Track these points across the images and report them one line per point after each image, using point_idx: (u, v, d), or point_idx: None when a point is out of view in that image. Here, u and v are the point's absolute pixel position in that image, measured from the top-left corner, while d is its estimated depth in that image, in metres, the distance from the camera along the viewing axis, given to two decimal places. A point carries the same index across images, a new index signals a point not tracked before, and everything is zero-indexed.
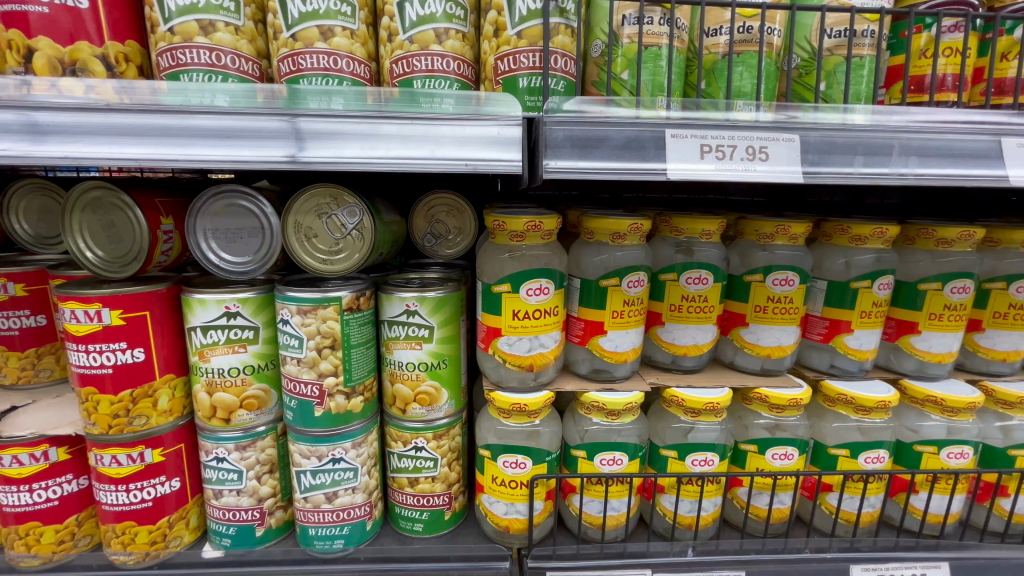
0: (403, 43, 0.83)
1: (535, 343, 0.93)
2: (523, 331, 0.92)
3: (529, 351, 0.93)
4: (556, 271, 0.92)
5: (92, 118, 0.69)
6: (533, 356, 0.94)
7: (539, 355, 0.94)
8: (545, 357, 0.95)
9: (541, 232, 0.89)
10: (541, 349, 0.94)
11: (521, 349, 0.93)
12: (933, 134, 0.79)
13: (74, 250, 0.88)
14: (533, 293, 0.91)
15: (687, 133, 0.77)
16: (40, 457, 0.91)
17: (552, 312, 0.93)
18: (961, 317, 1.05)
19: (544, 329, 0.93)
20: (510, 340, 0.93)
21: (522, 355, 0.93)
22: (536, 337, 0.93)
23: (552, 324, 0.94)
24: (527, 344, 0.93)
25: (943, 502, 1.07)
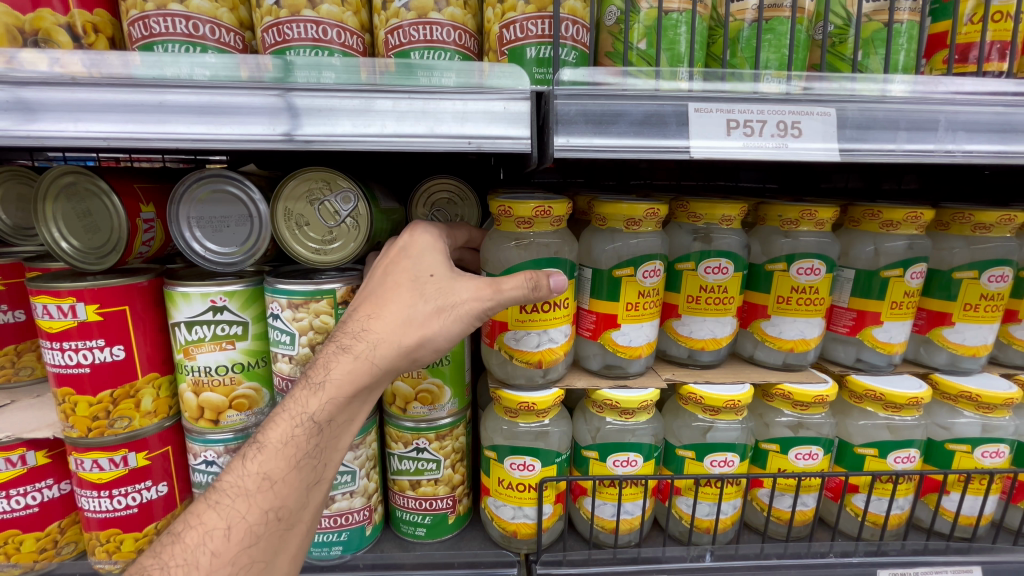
0: (398, 11, 0.76)
1: (545, 338, 0.87)
2: (531, 326, 0.86)
3: (537, 347, 0.87)
4: (567, 260, 0.86)
5: (56, 93, 0.62)
6: (542, 352, 0.87)
7: (549, 350, 0.88)
8: (555, 353, 0.88)
9: (552, 219, 0.83)
10: (551, 345, 0.87)
11: (530, 344, 0.87)
12: (982, 107, 0.72)
13: (48, 240, 0.82)
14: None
15: (712, 107, 0.70)
16: (18, 461, 0.86)
17: (563, 304, 0.86)
18: (997, 307, 0.98)
19: (554, 322, 0.86)
20: (517, 334, 0.86)
21: (531, 350, 0.87)
22: (545, 332, 0.86)
23: (564, 317, 0.87)
24: (535, 339, 0.86)
25: (976, 503, 1.01)
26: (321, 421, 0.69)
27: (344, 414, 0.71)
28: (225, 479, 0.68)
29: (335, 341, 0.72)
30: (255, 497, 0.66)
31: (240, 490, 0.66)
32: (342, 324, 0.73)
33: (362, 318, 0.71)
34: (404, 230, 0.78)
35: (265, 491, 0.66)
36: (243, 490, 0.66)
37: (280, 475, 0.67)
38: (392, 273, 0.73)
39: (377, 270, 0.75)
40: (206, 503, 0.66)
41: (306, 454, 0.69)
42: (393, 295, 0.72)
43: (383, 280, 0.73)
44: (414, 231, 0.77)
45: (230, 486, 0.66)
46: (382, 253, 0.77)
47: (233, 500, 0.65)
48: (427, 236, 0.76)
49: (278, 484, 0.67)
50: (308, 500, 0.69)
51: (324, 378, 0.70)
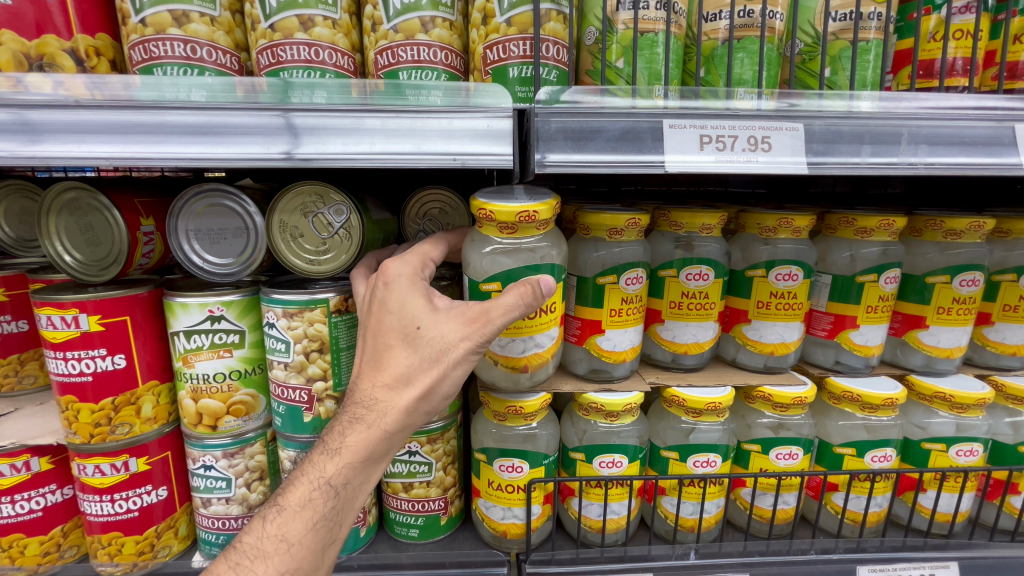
0: (387, 33, 0.79)
1: (531, 344, 0.86)
2: (519, 333, 0.85)
3: (523, 352, 0.87)
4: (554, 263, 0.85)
5: (61, 115, 0.66)
6: (528, 357, 0.87)
7: (535, 356, 0.87)
8: (541, 358, 0.88)
9: (538, 224, 0.80)
10: (537, 351, 0.87)
11: (516, 350, 0.87)
12: (943, 121, 0.76)
13: (51, 253, 0.85)
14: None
15: (686, 123, 0.73)
16: (22, 467, 0.89)
17: (550, 311, 0.85)
18: (970, 310, 1.01)
19: (541, 328, 0.86)
20: (503, 340, 0.86)
21: (517, 356, 0.87)
22: (531, 338, 0.86)
23: (551, 323, 0.87)
24: (521, 345, 0.86)
25: (952, 500, 1.05)
26: (336, 484, 0.71)
27: (359, 477, 0.73)
28: (244, 540, 0.70)
29: (346, 410, 0.74)
30: (273, 560, 0.67)
31: (258, 552, 0.68)
32: (349, 392, 0.75)
33: (369, 386, 0.74)
34: (380, 278, 0.77)
35: (282, 553, 0.68)
36: (260, 553, 0.67)
37: (297, 538, 0.69)
38: (383, 333, 0.75)
39: (368, 329, 0.77)
40: (226, 563, 0.68)
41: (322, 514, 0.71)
42: (392, 356, 0.74)
43: (379, 341, 0.75)
44: (389, 280, 0.77)
45: (248, 547, 0.68)
46: (368, 307, 0.78)
47: (251, 562, 0.67)
48: (404, 282, 0.76)
49: (295, 546, 0.69)
50: (323, 562, 0.71)
51: (338, 443, 0.73)
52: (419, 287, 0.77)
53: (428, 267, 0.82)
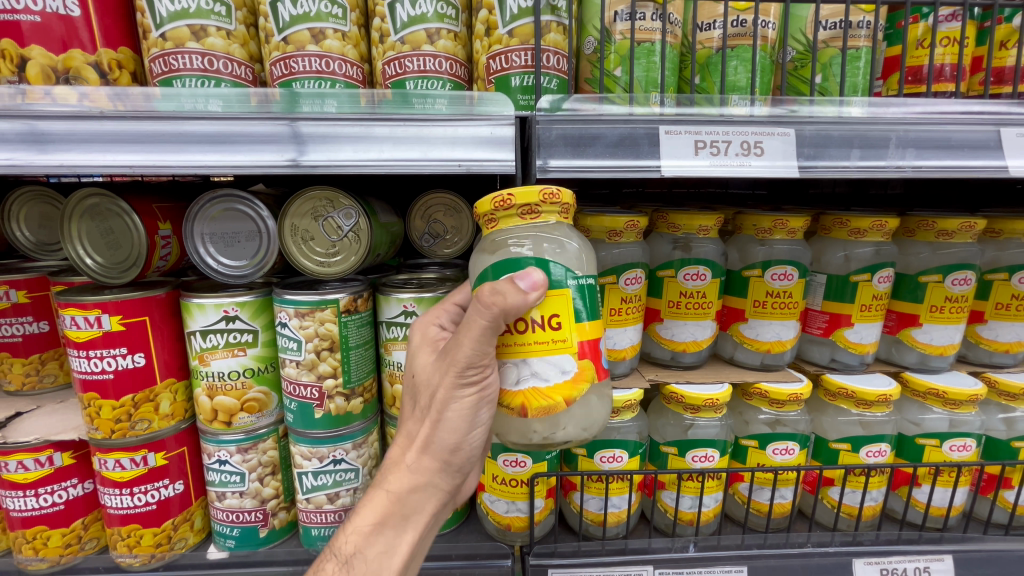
0: (394, 44, 0.83)
1: (526, 371, 0.67)
2: (509, 355, 0.67)
3: (518, 385, 0.67)
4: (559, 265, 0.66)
5: (86, 125, 0.69)
6: (524, 392, 0.67)
7: (535, 390, 0.67)
8: (543, 394, 0.66)
9: (517, 209, 0.66)
10: (536, 383, 0.66)
11: (509, 380, 0.68)
12: (931, 125, 0.79)
13: (73, 256, 0.89)
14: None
15: (681, 129, 0.76)
16: (45, 462, 0.93)
17: (546, 325, 0.66)
18: (962, 309, 1.03)
19: (536, 350, 0.66)
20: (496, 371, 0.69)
21: (511, 389, 0.68)
22: (524, 362, 0.66)
23: (553, 345, 0.66)
24: (516, 374, 0.67)
25: (946, 495, 1.07)
26: (346, 553, 0.71)
27: (373, 549, 0.72)
28: None
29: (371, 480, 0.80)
30: None
31: None
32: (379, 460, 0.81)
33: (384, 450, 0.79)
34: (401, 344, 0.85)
35: None
36: None
37: None
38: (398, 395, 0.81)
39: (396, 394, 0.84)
40: None
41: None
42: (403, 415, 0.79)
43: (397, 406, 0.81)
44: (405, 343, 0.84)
45: None
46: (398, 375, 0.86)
47: None
48: (413, 341, 0.82)
49: None
50: None
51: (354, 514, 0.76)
52: (428, 340, 0.81)
53: (447, 313, 0.84)
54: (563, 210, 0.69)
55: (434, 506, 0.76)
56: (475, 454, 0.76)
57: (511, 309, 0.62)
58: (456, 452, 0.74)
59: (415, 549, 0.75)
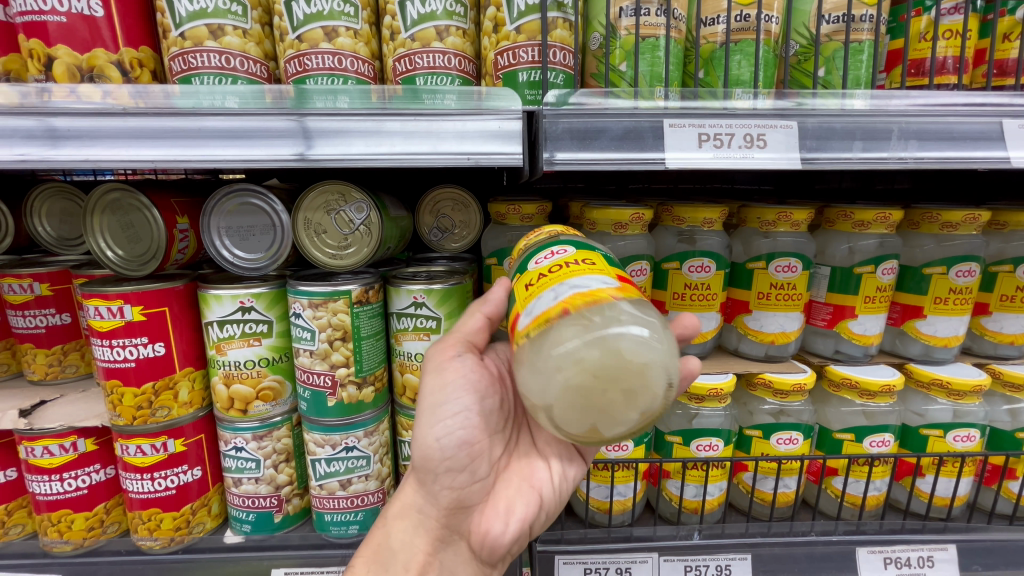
0: (404, 41, 0.85)
1: (565, 287, 0.61)
2: (540, 287, 0.63)
3: (555, 300, 0.60)
4: (580, 240, 0.69)
5: (110, 122, 0.72)
6: (562, 304, 0.59)
7: (578, 293, 0.59)
8: (584, 300, 0.59)
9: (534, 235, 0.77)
10: (575, 291, 0.60)
11: (546, 301, 0.61)
12: (933, 117, 0.80)
13: (96, 249, 0.92)
14: (544, 258, 0.67)
15: (685, 122, 0.78)
16: (70, 447, 0.96)
17: (578, 257, 0.64)
18: (967, 300, 1.04)
19: (572, 271, 0.62)
20: (527, 312, 0.63)
21: (549, 306, 0.60)
22: (560, 282, 0.61)
23: (590, 268, 0.63)
24: (552, 292, 0.61)
25: (950, 485, 1.09)
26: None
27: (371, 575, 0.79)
28: None
29: None
30: None
31: None
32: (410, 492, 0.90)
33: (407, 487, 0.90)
34: None
35: None
36: None
37: None
38: None
39: None
40: None
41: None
42: None
43: None
44: None
45: None
46: None
47: None
48: None
49: None
50: None
51: None
52: None
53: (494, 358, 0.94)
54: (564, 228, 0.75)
55: (423, 539, 0.81)
56: (453, 460, 0.79)
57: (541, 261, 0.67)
58: (431, 464, 0.79)
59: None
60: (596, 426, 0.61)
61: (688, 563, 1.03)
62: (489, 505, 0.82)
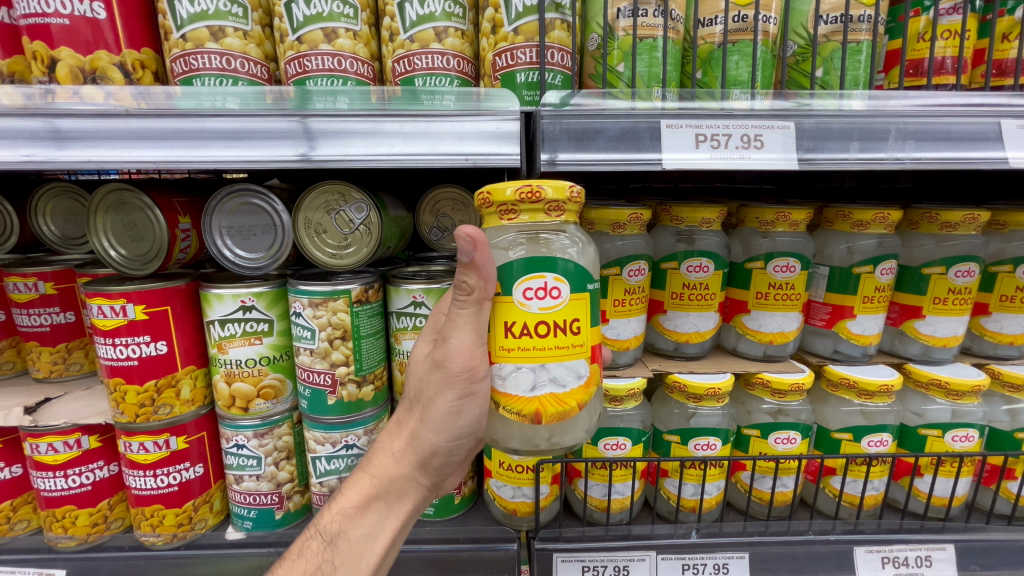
0: (404, 43, 0.86)
1: (542, 377, 0.67)
2: (525, 359, 0.66)
3: (532, 389, 0.67)
4: (578, 267, 0.66)
5: (112, 123, 0.73)
6: (537, 397, 0.67)
7: (553, 396, 0.67)
8: (559, 403, 0.68)
9: (545, 204, 0.63)
10: (553, 390, 0.67)
11: (521, 387, 0.67)
12: (931, 117, 0.80)
13: (99, 249, 0.93)
14: (534, 296, 0.65)
15: (682, 123, 0.78)
16: (74, 444, 0.98)
17: (566, 327, 0.66)
18: (966, 301, 1.04)
19: (557, 356, 0.66)
20: (504, 373, 0.67)
21: (523, 396, 0.67)
22: (543, 369, 0.66)
23: (571, 350, 0.67)
24: (530, 380, 0.67)
25: (948, 485, 1.09)
26: (333, 532, 0.79)
27: (357, 529, 0.80)
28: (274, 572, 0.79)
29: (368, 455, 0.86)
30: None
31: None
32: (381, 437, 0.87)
33: (386, 432, 0.85)
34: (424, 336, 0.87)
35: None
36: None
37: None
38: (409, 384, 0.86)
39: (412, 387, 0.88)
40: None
41: (317, 564, 0.77)
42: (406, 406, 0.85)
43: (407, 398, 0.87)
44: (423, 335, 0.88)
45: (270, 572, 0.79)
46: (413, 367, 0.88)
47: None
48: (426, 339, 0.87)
49: None
50: None
51: (343, 488, 0.83)
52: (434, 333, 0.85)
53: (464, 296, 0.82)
54: (558, 207, 0.64)
55: (414, 497, 0.83)
56: (454, 457, 0.83)
57: (461, 249, 0.63)
58: (434, 453, 0.81)
59: (398, 535, 0.82)
60: None
61: (686, 561, 1.03)
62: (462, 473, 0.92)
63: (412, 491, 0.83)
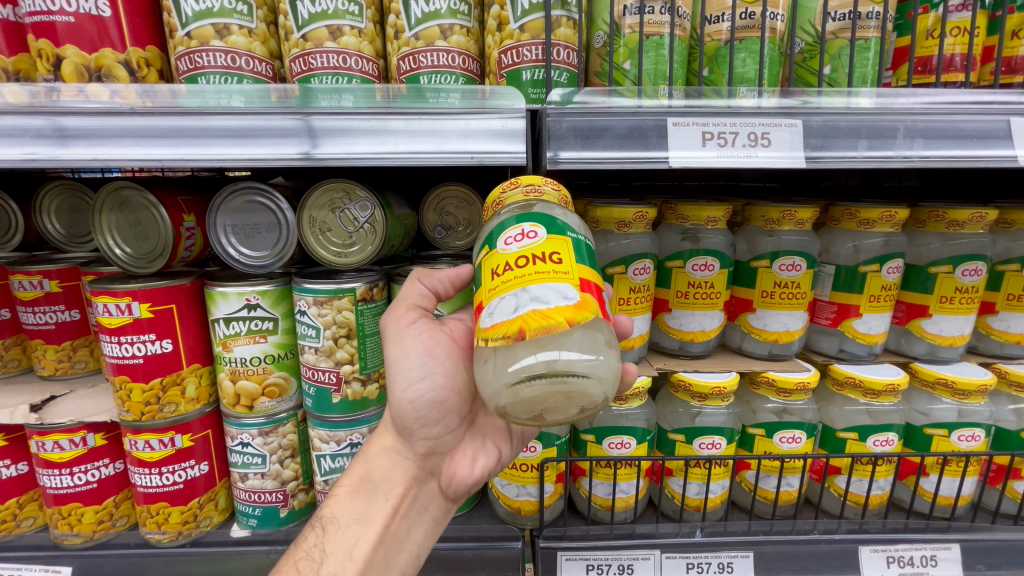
0: (409, 40, 0.85)
1: (525, 298, 0.58)
2: (506, 287, 0.60)
3: (517, 310, 0.58)
4: (556, 219, 0.64)
5: (117, 121, 0.73)
6: (522, 317, 0.57)
7: (536, 311, 0.57)
8: (543, 316, 0.57)
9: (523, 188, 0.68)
10: (535, 305, 0.57)
11: (504, 312, 0.59)
12: (940, 115, 0.79)
13: (103, 246, 0.92)
14: (514, 240, 0.62)
15: (689, 121, 0.77)
16: (79, 442, 0.98)
17: (548, 257, 0.60)
18: (973, 300, 1.03)
19: (539, 278, 0.59)
20: (489, 308, 0.61)
21: (507, 319, 0.58)
22: (524, 289, 0.59)
23: (557, 275, 0.59)
24: (512, 301, 0.58)
25: (954, 485, 1.09)
26: (323, 518, 0.81)
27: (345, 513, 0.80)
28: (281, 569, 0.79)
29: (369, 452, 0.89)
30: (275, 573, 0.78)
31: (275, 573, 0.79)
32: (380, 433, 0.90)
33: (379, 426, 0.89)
34: None
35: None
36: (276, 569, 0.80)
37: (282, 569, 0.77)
38: None
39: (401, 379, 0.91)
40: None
41: (307, 551, 0.77)
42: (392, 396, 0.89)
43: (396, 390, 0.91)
44: None
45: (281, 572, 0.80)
46: None
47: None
48: None
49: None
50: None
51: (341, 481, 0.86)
52: None
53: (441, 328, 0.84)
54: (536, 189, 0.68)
55: (399, 476, 0.83)
56: (426, 417, 0.81)
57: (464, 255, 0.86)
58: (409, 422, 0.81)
59: (389, 519, 0.81)
60: (541, 414, 0.62)
61: (690, 560, 1.03)
62: (457, 452, 0.86)
63: (397, 470, 0.83)
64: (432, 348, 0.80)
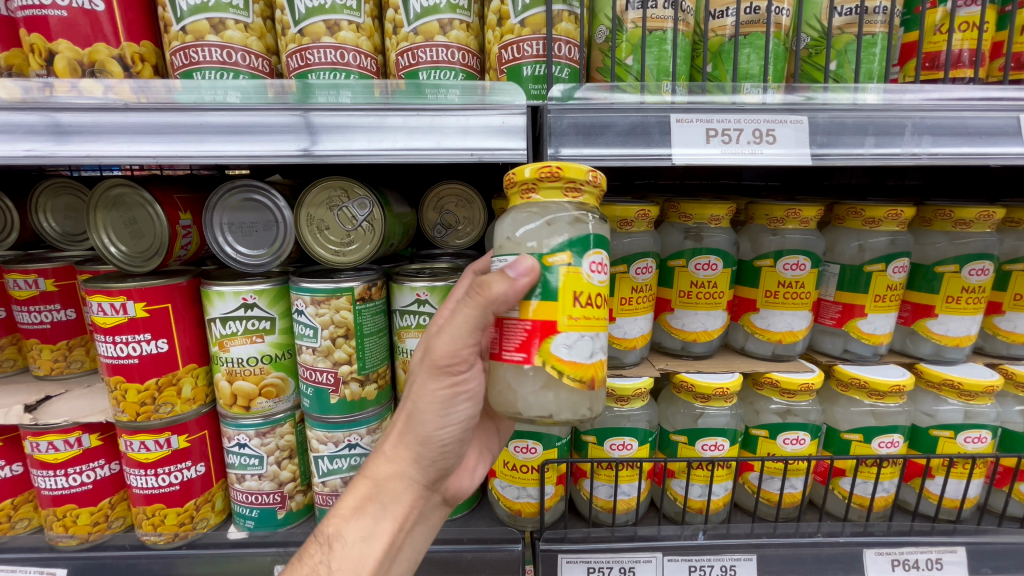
0: (408, 35, 0.84)
1: (599, 345, 0.67)
2: (587, 325, 0.65)
3: (591, 355, 0.66)
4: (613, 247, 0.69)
5: (111, 117, 0.72)
6: (594, 364, 0.66)
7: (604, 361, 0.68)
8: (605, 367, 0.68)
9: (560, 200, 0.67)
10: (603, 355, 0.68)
11: (582, 353, 0.65)
12: (948, 111, 0.78)
13: (99, 245, 0.92)
14: (596, 270, 0.65)
15: (693, 117, 0.76)
16: (75, 443, 0.97)
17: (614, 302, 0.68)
18: (980, 300, 1.02)
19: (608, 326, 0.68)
20: (568, 340, 0.64)
21: (583, 362, 0.65)
22: (599, 335, 0.66)
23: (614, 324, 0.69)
24: (589, 346, 0.66)
25: (960, 487, 1.07)
26: (328, 534, 0.76)
27: (354, 531, 0.76)
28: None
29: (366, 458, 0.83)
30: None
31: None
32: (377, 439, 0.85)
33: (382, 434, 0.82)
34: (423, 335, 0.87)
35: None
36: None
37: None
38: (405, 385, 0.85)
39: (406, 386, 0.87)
40: None
41: (312, 570, 0.72)
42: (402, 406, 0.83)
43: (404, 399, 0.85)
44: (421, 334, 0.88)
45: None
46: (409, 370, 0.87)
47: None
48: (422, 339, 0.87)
49: None
50: None
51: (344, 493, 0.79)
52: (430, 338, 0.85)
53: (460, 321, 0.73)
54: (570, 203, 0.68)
55: (409, 496, 0.80)
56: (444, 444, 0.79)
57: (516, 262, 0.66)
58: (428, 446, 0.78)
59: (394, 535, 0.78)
60: None
61: (693, 563, 1.02)
62: (461, 468, 0.88)
63: (408, 490, 0.80)
64: (475, 393, 0.78)
